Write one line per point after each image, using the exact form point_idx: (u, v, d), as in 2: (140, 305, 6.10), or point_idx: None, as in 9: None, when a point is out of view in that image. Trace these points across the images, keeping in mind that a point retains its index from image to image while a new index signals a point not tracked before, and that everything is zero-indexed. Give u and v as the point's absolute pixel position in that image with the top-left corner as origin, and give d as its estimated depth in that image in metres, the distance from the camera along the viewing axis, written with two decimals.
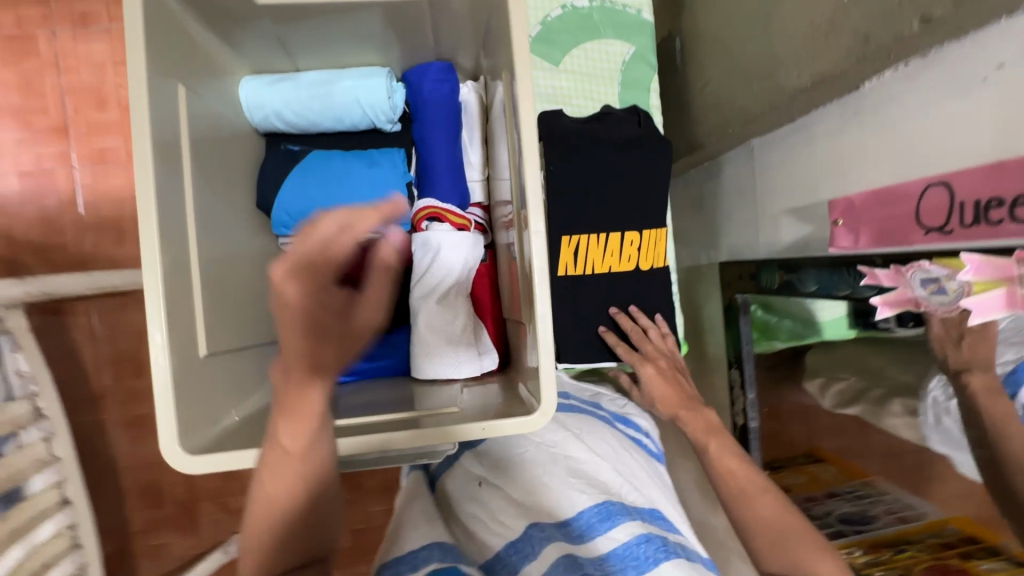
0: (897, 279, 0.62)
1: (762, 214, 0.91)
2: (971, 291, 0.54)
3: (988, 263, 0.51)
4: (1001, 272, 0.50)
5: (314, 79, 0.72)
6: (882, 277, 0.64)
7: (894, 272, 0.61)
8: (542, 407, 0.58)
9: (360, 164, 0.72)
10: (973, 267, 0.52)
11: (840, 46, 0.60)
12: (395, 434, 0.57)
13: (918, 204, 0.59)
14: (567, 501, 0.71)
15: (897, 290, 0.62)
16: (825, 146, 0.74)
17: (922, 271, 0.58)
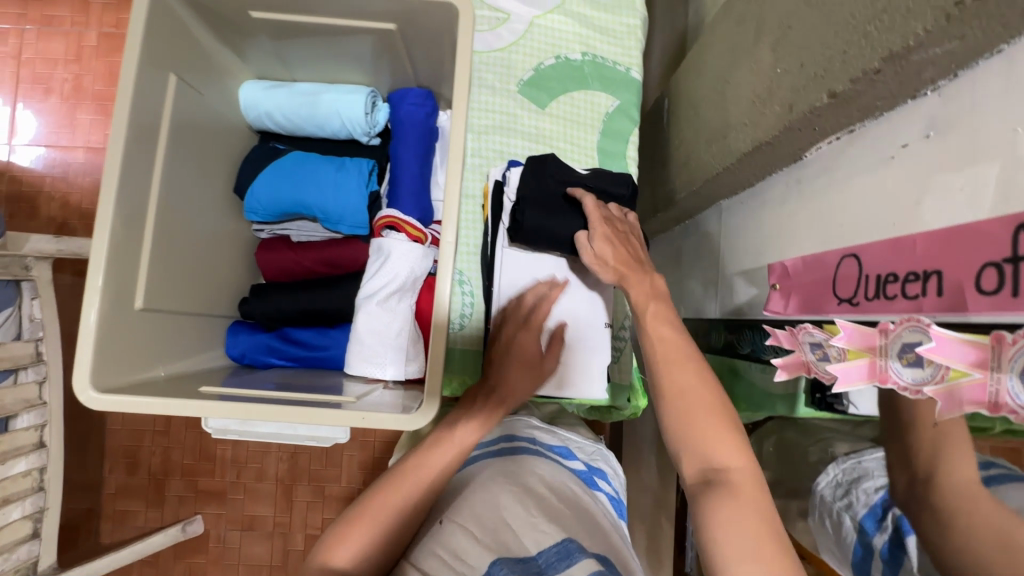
0: (794, 341, 0.59)
1: (722, 274, 0.91)
2: (844, 357, 0.50)
3: (858, 331, 0.48)
4: (867, 342, 0.47)
5: (305, 90, 0.80)
6: (784, 338, 0.60)
7: (790, 334, 0.58)
8: (424, 410, 0.62)
9: (329, 168, 0.80)
10: (844, 333, 0.49)
11: (773, 114, 0.62)
12: (289, 409, 0.60)
13: (835, 274, 0.59)
14: (530, 537, 0.64)
15: (795, 352, 0.59)
16: (775, 213, 0.75)
17: (809, 334, 0.56)
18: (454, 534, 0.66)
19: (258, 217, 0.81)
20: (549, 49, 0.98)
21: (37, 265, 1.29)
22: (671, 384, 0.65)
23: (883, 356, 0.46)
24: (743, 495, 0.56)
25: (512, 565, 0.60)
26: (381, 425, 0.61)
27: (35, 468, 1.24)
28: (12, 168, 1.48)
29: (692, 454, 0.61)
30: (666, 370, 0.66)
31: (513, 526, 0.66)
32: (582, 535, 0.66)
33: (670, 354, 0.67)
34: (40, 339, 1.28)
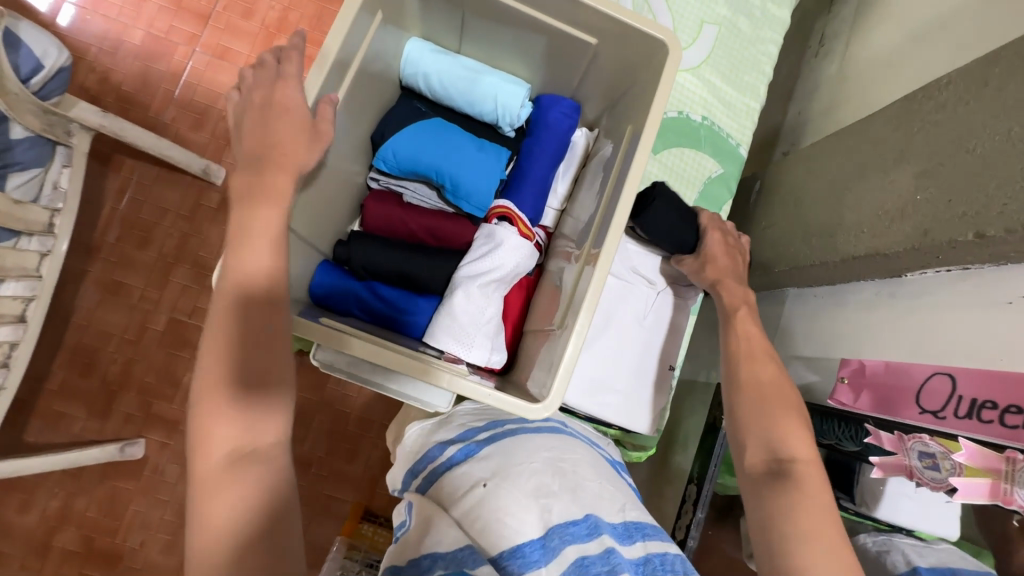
0: (896, 444, 0.65)
1: (774, 354, 0.98)
2: (960, 472, 0.57)
3: (981, 453, 0.54)
4: (990, 465, 0.54)
5: (468, 65, 0.82)
6: (884, 439, 0.66)
7: (897, 437, 0.64)
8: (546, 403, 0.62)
9: (471, 145, 0.81)
10: (967, 452, 0.55)
11: (901, 232, 0.70)
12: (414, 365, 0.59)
13: (920, 386, 0.66)
14: (576, 504, 0.66)
15: (896, 455, 0.65)
16: (853, 315, 0.82)
17: (920, 443, 0.62)
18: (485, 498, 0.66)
19: (385, 167, 0.81)
20: (675, 103, 1.05)
21: (79, 133, 1.21)
22: (748, 392, 0.71)
23: (1009, 480, 0.53)
24: (815, 491, 0.62)
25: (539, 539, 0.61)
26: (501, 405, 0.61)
27: (8, 342, 1.14)
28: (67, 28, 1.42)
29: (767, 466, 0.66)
30: (748, 380, 0.72)
31: (557, 492, 0.66)
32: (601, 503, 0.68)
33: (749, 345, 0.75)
34: (58, 211, 1.19)
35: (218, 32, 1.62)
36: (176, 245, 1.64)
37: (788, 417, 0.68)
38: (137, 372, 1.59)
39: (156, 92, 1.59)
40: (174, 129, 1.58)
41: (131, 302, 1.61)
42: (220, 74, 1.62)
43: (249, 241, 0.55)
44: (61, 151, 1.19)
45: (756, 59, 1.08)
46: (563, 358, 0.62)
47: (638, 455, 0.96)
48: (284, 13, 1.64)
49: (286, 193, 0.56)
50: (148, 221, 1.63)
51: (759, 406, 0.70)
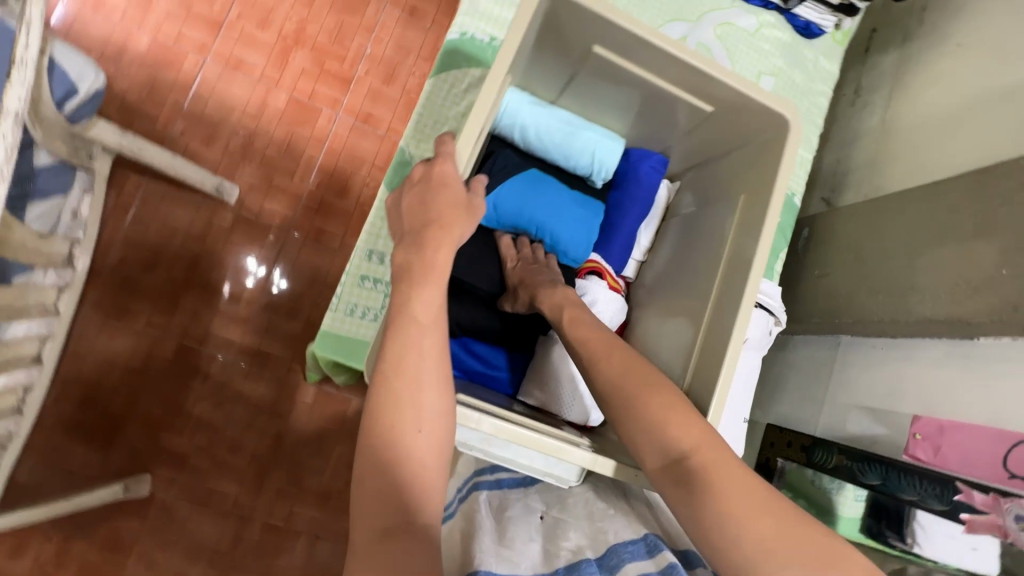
0: (990, 505, 0.70)
1: (830, 400, 1.02)
2: None
3: None
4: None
5: (565, 118, 0.81)
6: (977, 498, 0.73)
7: (995, 498, 0.70)
8: None
9: (573, 202, 0.82)
10: None
11: (990, 304, 0.74)
12: (564, 447, 0.59)
13: (1010, 451, 0.71)
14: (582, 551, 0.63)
15: (988, 514, 0.70)
16: (916, 371, 0.86)
17: (1018, 507, 0.69)
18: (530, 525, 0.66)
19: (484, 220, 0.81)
20: None
21: (100, 156, 1.14)
22: (657, 414, 0.56)
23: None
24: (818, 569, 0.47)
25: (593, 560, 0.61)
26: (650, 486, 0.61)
27: (22, 385, 1.04)
28: None
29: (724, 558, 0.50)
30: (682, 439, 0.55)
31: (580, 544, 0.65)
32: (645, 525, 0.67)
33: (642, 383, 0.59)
34: (77, 241, 1.10)
35: (231, 42, 1.53)
36: (185, 268, 1.50)
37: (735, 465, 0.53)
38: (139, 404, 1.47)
39: (163, 104, 1.49)
40: (184, 143, 1.48)
41: (135, 329, 1.46)
42: (234, 87, 1.53)
43: (434, 291, 0.52)
44: (82, 175, 1.10)
45: (809, 109, 1.12)
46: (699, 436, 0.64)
47: None
48: (302, 25, 1.57)
49: (445, 270, 0.53)
50: (154, 242, 1.49)
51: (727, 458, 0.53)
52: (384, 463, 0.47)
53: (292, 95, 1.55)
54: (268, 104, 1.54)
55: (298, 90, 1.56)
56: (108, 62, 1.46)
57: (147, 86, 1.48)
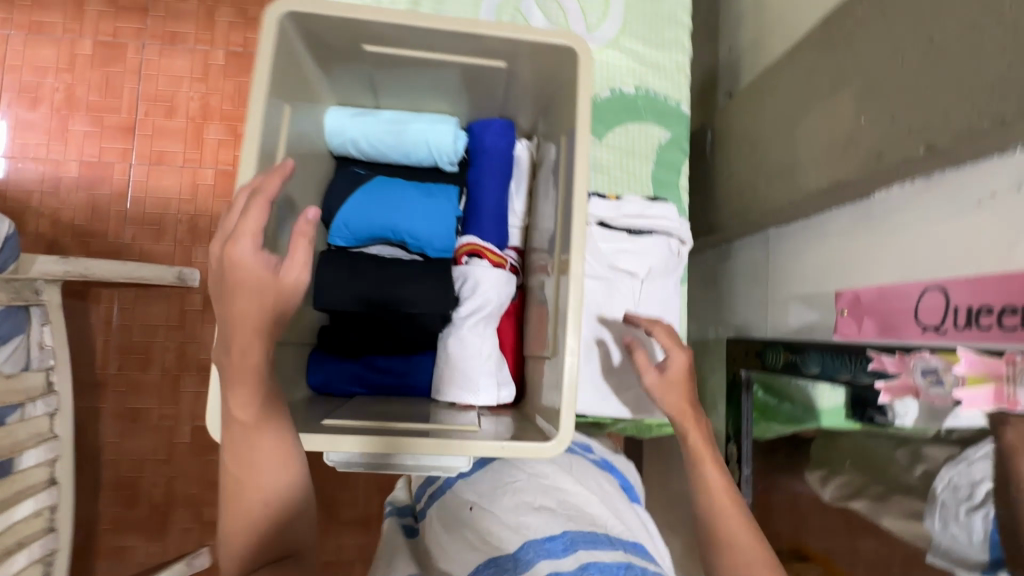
0: (900, 365, 0.68)
1: (772, 297, 0.98)
2: (964, 382, 0.59)
3: (982, 361, 0.56)
4: (991, 371, 0.56)
5: (392, 117, 0.81)
6: (888, 362, 0.69)
7: (899, 358, 0.67)
8: (559, 436, 0.64)
9: (417, 192, 0.80)
10: (966, 361, 0.58)
11: (856, 158, 0.69)
12: (427, 441, 0.61)
13: (917, 303, 0.66)
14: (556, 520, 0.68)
15: (901, 375, 0.68)
16: (837, 243, 0.82)
17: (923, 360, 0.64)
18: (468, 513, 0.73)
19: (339, 241, 0.79)
20: (605, 82, 1.03)
21: (47, 288, 1.22)
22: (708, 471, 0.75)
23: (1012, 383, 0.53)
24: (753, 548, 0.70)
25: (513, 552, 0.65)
26: (520, 452, 0.63)
27: (46, 508, 1.16)
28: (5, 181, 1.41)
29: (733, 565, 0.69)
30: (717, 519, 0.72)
31: (538, 513, 0.70)
32: (582, 513, 0.70)
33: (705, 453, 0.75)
34: (50, 368, 1.20)
35: (148, 138, 1.49)
36: (176, 357, 1.60)
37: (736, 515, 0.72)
38: (177, 486, 1.61)
39: (109, 218, 1.47)
40: (138, 248, 1.48)
41: (152, 423, 1.59)
42: (165, 179, 1.49)
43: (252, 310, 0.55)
44: (36, 310, 1.20)
45: (671, 10, 1.06)
46: (564, 389, 0.64)
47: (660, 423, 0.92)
48: (204, 98, 1.50)
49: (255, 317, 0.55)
50: (142, 343, 1.58)
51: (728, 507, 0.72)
52: (246, 495, 0.57)
53: (218, 168, 1.52)
54: (197, 185, 1.49)
55: (222, 161, 1.51)
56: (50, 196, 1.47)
57: (89, 207, 1.47)
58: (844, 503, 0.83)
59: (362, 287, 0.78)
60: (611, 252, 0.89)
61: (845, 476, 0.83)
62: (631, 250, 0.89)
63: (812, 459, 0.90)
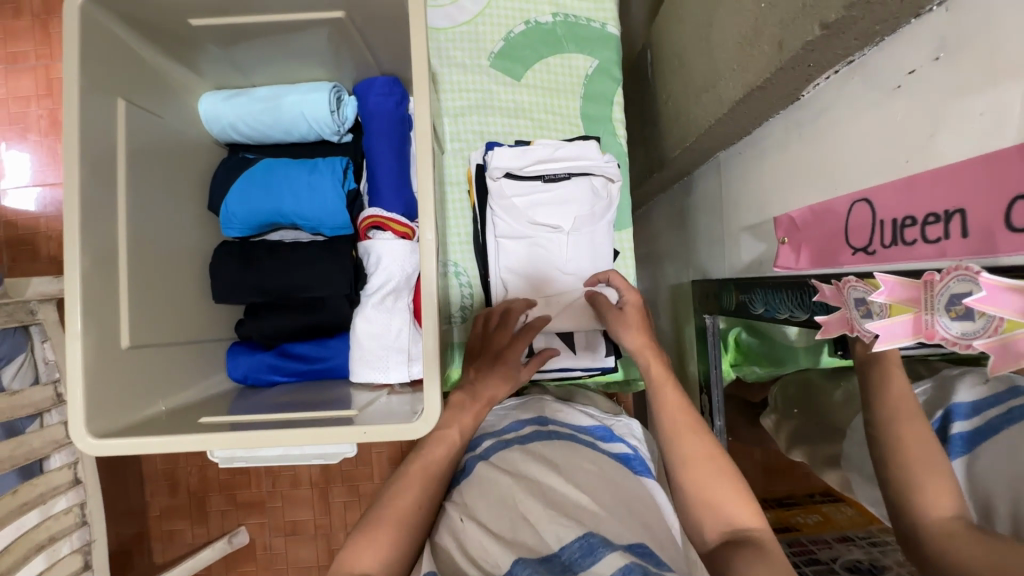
0: (838, 297, 0.53)
1: (727, 231, 0.87)
2: (888, 313, 0.45)
3: (901, 285, 0.43)
4: (909, 296, 0.43)
5: (265, 94, 0.76)
6: (826, 293, 0.54)
7: (833, 288, 0.52)
8: (423, 416, 0.59)
9: (302, 171, 0.76)
10: (886, 288, 0.44)
11: (762, 54, 0.57)
12: (287, 432, 0.58)
13: (847, 222, 0.54)
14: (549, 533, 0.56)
15: (840, 309, 0.53)
16: (776, 160, 0.70)
17: (855, 289, 0.50)
18: (467, 530, 0.59)
19: (235, 233, 0.77)
20: (518, 15, 0.92)
21: (42, 308, 1.29)
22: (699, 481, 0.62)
23: (930, 310, 0.41)
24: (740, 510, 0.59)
25: (535, 566, 0.53)
26: (382, 436, 0.58)
27: (75, 505, 1.27)
28: (5, 212, 1.47)
29: (709, 514, 0.60)
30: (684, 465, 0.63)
31: (529, 518, 0.58)
32: (580, 519, 0.58)
33: (681, 425, 0.66)
34: (58, 381, 1.28)
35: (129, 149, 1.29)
36: None
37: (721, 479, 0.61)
38: (209, 472, 1.73)
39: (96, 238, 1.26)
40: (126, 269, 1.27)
41: None
42: None
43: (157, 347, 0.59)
44: (35, 330, 1.28)
45: None
46: (431, 364, 0.59)
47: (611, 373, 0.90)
48: None
49: None
50: None
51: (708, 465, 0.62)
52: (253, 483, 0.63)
53: None
54: None
55: None
56: (54, 221, 1.48)
57: None
58: (792, 451, 0.78)
59: (259, 277, 0.76)
60: (530, 205, 0.83)
61: (795, 421, 0.78)
62: (551, 201, 0.83)
63: (767, 403, 0.85)
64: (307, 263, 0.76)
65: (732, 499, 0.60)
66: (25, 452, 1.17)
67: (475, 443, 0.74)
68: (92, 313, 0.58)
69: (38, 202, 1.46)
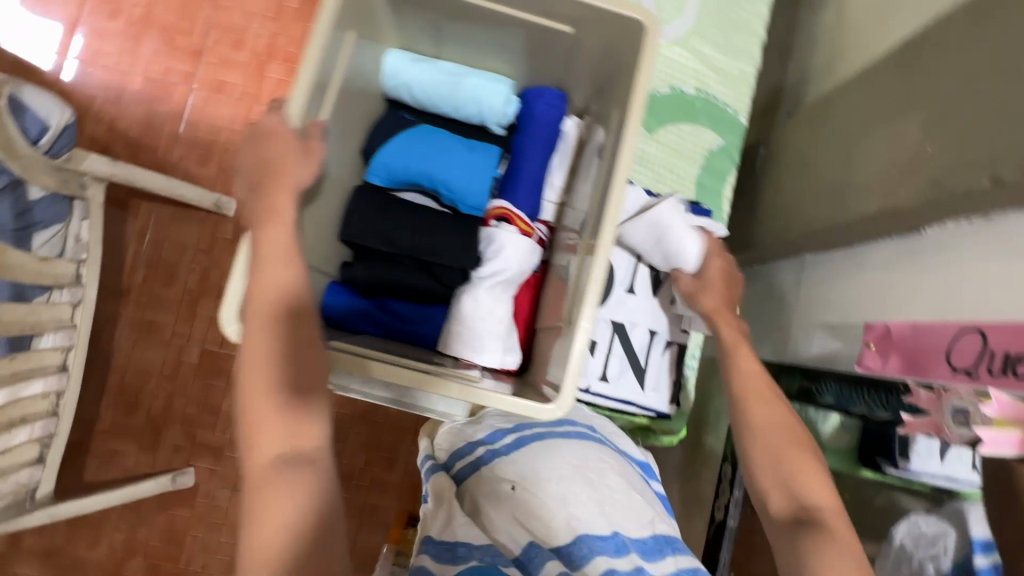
0: (933, 404, 0.61)
1: (796, 324, 0.95)
2: (989, 425, 0.53)
3: (1014, 405, 0.51)
4: (1019, 416, 0.51)
5: (449, 69, 0.81)
6: (922, 398, 0.63)
7: (935, 394, 0.61)
8: (557, 402, 0.62)
9: (461, 147, 0.80)
10: (998, 404, 0.52)
11: (914, 186, 0.67)
12: (416, 378, 0.60)
13: (952, 345, 0.62)
14: (606, 517, 0.68)
15: (928, 414, 0.62)
16: (878, 275, 0.78)
17: (957, 398, 0.58)
18: (521, 499, 0.69)
19: (378, 181, 0.81)
20: (666, 78, 1.01)
21: (92, 185, 1.27)
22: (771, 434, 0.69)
23: None
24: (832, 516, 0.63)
25: (592, 544, 0.66)
26: (513, 410, 0.61)
27: (53, 392, 1.20)
28: (71, 81, 1.43)
29: (784, 488, 0.66)
30: (747, 409, 0.71)
31: (585, 502, 0.69)
32: (626, 512, 0.70)
33: (758, 397, 0.71)
34: (82, 261, 1.24)
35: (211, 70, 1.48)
36: (199, 282, 1.53)
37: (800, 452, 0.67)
38: None
39: (165, 137, 1.45)
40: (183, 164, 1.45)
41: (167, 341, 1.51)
42: (222, 107, 1.48)
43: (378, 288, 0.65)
44: (78, 204, 1.24)
45: (748, 18, 1.03)
46: (569, 360, 0.62)
47: (666, 436, 0.93)
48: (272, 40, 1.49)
49: (291, 215, 0.60)
50: (170, 260, 1.53)
51: (794, 445, 0.68)
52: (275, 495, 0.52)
53: None
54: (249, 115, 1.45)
55: None
56: (111, 104, 1.45)
57: (147, 121, 1.45)
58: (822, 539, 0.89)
59: (394, 228, 0.79)
60: None
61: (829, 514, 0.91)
62: None
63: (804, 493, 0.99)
64: (438, 230, 0.79)
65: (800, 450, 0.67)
66: (33, 321, 1.11)
67: (523, 427, 0.77)
68: (272, 202, 0.60)
69: (101, 82, 1.44)
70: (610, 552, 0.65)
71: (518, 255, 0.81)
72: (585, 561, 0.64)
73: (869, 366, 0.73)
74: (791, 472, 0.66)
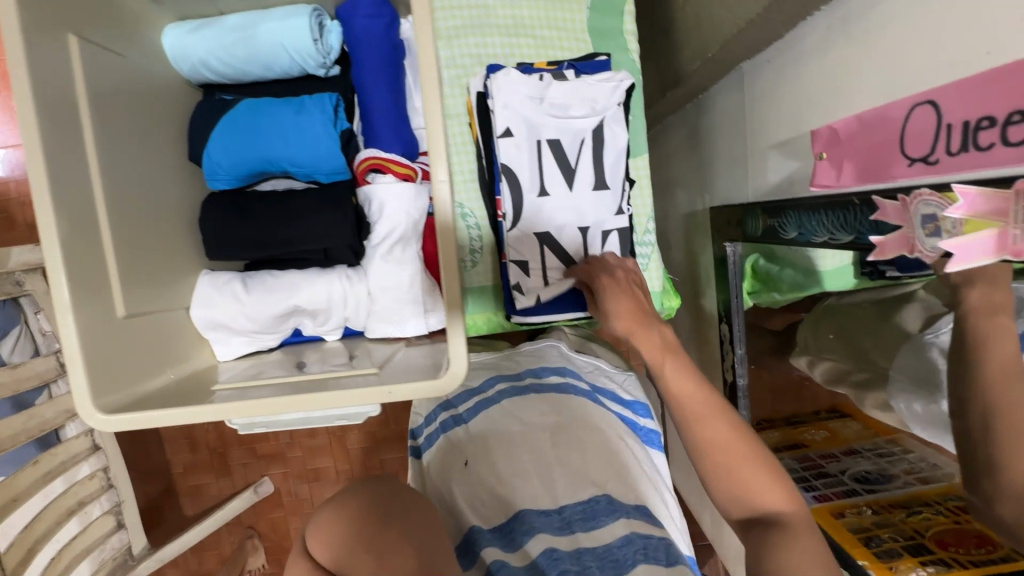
0: (902, 215, 0.50)
1: (751, 149, 0.80)
2: (960, 232, 0.44)
3: (985, 198, 0.41)
4: (995, 209, 0.41)
5: (237, 23, 0.67)
6: (890, 211, 0.51)
7: (900, 204, 0.49)
8: (450, 370, 0.55)
9: (287, 110, 0.68)
10: (966, 202, 0.43)
11: None
12: (305, 397, 0.56)
13: (904, 127, 0.50)
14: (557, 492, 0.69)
15: (902, 229, 0.50)
16: (815, 64, 0.63)
17: (925, 202, 0.47)
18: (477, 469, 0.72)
19: (223, 185, 0.70)
20: None
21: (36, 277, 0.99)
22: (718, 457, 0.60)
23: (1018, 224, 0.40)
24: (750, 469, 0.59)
25: (536, 517, 0.66)
26: (407, 394, 0.56)
27: (96, 471, 1.09)
28: None
29: (739, 495, 0.59)
30: (697, 426, 0.61)
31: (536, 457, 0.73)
32: (574, 488, 0.69)
33: (701, 409, 0.62)
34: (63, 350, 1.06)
35: None
36: None
37: (745, 464, 0.59)
38: None
39: None
40: None
41: None
42: None
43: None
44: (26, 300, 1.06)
45: None
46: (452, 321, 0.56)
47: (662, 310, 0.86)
48: None
49: None
50: None
51: (737, 457, 0.59)
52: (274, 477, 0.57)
53: None
54: None
55: None
56: None
57: None
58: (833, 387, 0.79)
59: (251, 228, 0.69)
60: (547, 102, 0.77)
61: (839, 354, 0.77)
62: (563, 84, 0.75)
63: (796, 344, 0.83)
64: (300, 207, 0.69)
65: (760, 477, 0.58)
66: (38, 424, 0.97)
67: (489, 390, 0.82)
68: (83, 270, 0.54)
69: None
70: (554, 530, 0.64)
71: (394, 206, 0.71)
72: (532, 529, 0.64)
73: (824, 182, 0.61)
74: (743, 490, 0.58)
